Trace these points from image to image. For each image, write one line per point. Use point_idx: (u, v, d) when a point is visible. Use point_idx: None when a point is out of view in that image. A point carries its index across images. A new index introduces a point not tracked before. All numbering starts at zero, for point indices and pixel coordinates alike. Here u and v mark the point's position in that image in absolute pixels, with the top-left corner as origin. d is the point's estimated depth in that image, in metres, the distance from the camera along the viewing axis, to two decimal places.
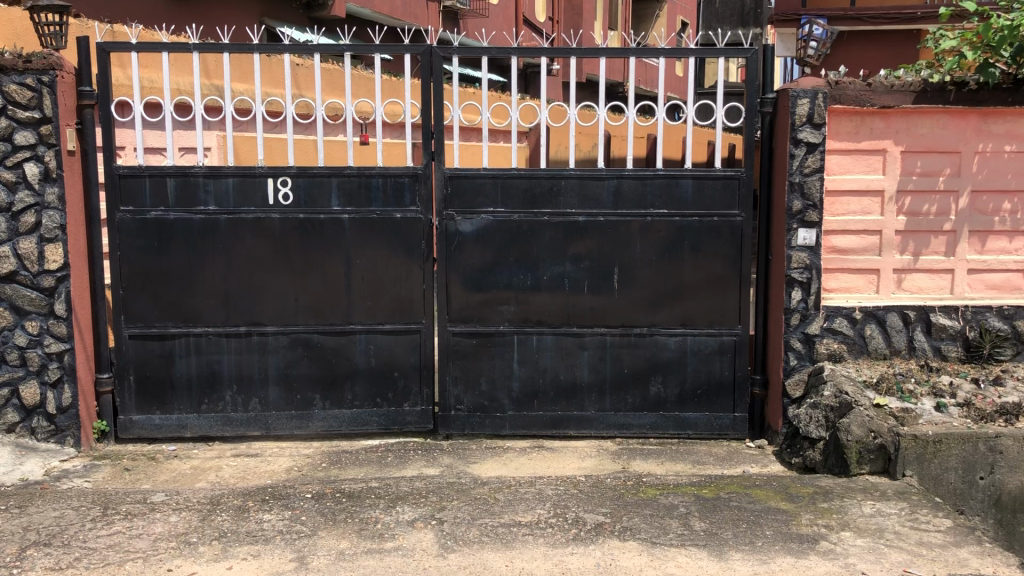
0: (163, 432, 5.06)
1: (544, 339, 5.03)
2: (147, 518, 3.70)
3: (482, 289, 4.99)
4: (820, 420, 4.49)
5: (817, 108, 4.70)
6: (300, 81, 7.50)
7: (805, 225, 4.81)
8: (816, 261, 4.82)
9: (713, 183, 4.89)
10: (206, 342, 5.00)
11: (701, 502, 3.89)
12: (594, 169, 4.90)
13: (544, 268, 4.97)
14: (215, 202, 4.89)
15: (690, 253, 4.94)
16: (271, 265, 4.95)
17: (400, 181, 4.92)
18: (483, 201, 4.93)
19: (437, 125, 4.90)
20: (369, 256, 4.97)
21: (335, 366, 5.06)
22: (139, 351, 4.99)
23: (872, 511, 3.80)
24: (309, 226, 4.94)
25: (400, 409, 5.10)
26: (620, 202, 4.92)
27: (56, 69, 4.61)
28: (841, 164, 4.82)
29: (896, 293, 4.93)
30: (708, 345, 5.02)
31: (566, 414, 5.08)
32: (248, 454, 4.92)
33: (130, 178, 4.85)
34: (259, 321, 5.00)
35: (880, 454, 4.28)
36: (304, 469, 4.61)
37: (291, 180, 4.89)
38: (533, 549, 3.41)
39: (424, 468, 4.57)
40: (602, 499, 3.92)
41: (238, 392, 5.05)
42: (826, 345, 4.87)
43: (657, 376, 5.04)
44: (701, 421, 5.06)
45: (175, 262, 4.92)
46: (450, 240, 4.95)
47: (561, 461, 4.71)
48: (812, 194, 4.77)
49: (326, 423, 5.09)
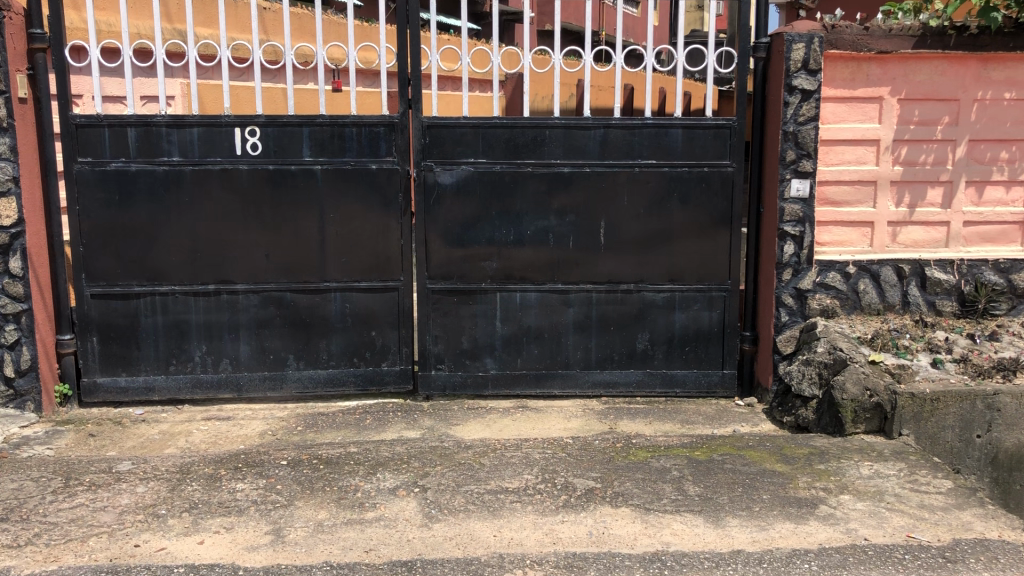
0: (129, 395, 4.83)
1: (527, 297, 4.84)
2: (113, 490, 3.49)
3: (463, 243, 4.78)
4: (814, 377, 4.38)
5: (813, 53, 4.50)
6: (267, 26, 7.18)
7: (799, 175, 4.62)
8: (810, 213, 4.65)
9: (703, 132, 4.68)
10: (173, 300, 4.76)
11: (694, 466, 3.74)
12: (580, 117, 4.67)
13: (528, 223, 4.77)
14: (179, 152, 4.62)
15: (679, 206, 4.74)
16: (239, 219, 4.71)
17: (375, 130, 4.67)
18: (463, 152, 4.70)
19: (413, 71, 4.63)
20: (343, 210, 4.73)
21: (310, 324, 4.84)
22: (102, 311, 4.73)
23: (870, 472, 3.68)
24: (280, 178, 4.69)
25: (377, 369, 4.91)
26: (607, 153, 4.70)
27: (3, 10, 4.29)
28: (836, 112, 4.63)
29: (890, 246, 4.78)
30: (697, 301, 4.85)
31: (550, 373, 4.91)
32: (219, 418, 4.71)
33: (88, 127, 4.56)
34: (229, 279, 4.76)
35: (877, 412, 4.16)
36: (278, 433, 4.41)
37: (259, 129, 4.63)
38: (522, 517, 3.26)
39: (405, 431, 4.39)
40: (592, 462, 3.77)
41: (208, 352, 4.83)
42: (819, 300, 4.72)
43: (644, 333, 4.87)
44: (689, 379, 4.91)
45: (139, 216, 4.66)
46: (428, 193, 4.72)
47: (546, 422, 4.55)
48: (807, 143, 4.58)
49: (301, 384, 4.90)
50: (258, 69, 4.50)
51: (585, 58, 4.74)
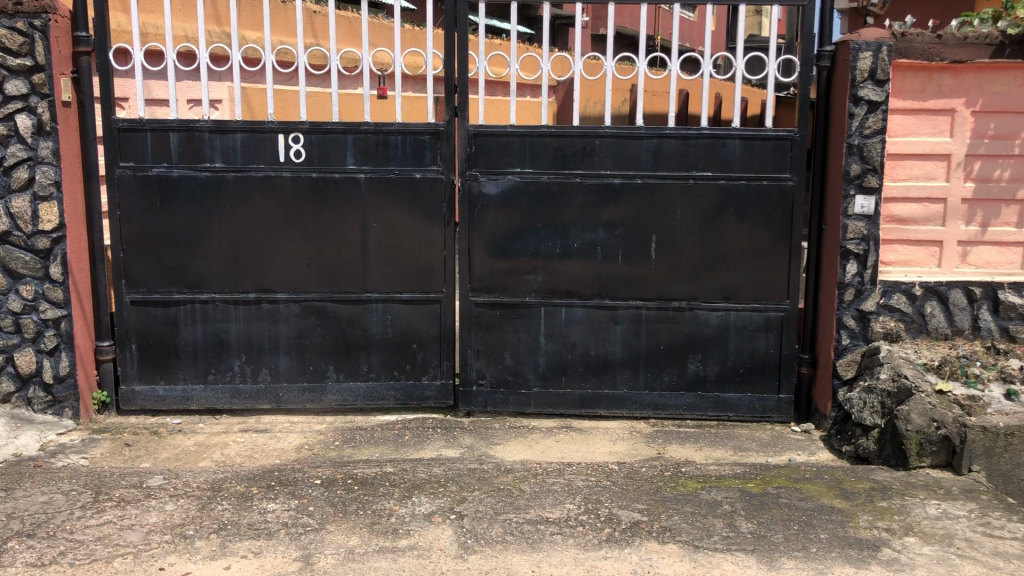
0: (167, 403, 4.76)
1: (573, 312, 4.66)
2: (141, 507, 3.39)
3: (507, 256, 4.62)
4: (876, 406, 4.12)
5: (881, 63, 4.26)
6: (316, 30, 7.18)
7: (864, 191, 4.38)
8: (875, 231, 4.40)
9: (762, 144, 4.46)
10: (213, 309, 4.68)
11: (747, 500, 3.53)
12: (632, 127, 4.48)
13: (575, 235, 4.59)
14: (222, 158, 4.54)
15: (734, 220, 4.53)
16: (281, 227, 4.61)
17: (420, 138, 4.54)
18: (509, 161, 4.54)
19: (460, 77, 4.49)
20: (386, 219, 4.61)
21: (350, 336, 4.73)
22: (141, 318, 4.68)
23: (938, 513, 3.44)
24: (322, 186, 4.57)
25: (418, 383, 4.77)
26: (660, 164, 4.50)
27: (49, 13, 4.24)
28: (904, 125, 4.38)
29: (959, 267, 4.51)
30: (753, 321, 4.63)
31: (597, 393, 4.73)
32: (257, 430, 4.60)
33: (130, 132, 4.50)
34: (269, 288, 4.66)
35: (944, 446, 3.90)
36: (315, 448, 4.30)
37: (302, 136, 4.52)
38: (563, 551, 3.08)
39: (444, 449, 4.25)
40: (638, 492, 3.58)
41: (247, 362, 4.74)
42: (883, 323, 4.46)
43: (695, 353, 4.67)
44: (742, 403, 4.69)
45: (180, 222, 4.59)
46: (473, 204, 4.58)
47: (590, 444, 4.37)
48: (873, 157, 4.34)
49: (340, 397, 4.78)
50: (302, 74, 4.39)
51: (638, 65, 4.55)
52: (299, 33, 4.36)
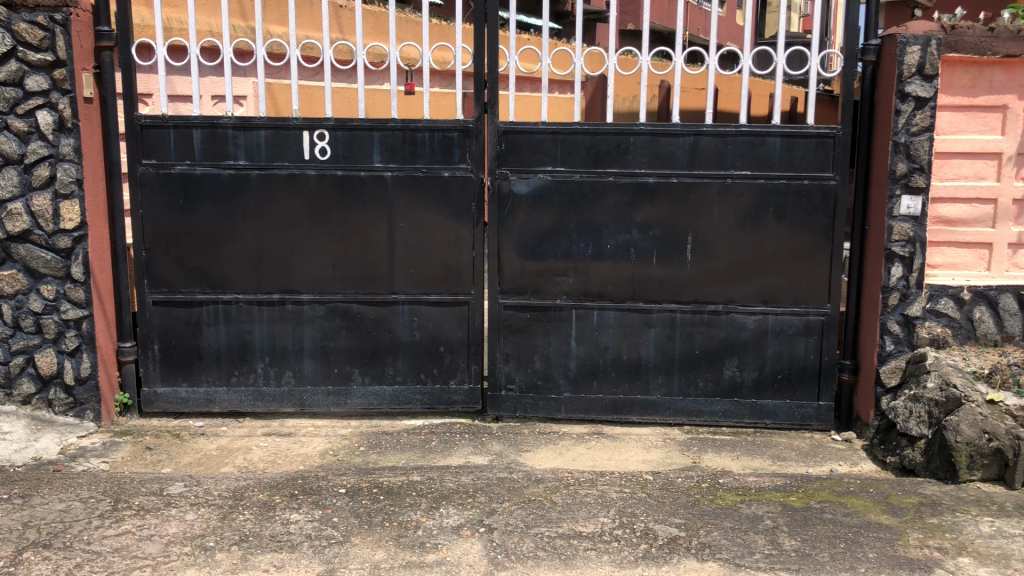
0: (190, 406, 4.67)
1: (605, 315, 4.52)
2: (161, 516, 3.30)
3: (538, 256, 4.48)
4: (922, 416, 3.96)
5: (929, 57, 4.08)
6: (343, 25, 7.09)
7: (910, 191, 4.20)
8: (921, 233, 4.23)
9: (804, 142, 4.29)
10: (236, 310, 4.58)
11: (789, 515, 3.37)
12: (668, 124, 4.33)
13: (608, 236, 4.44)
14: (245, 155, 4.43)
15: (774, 221, 4.36)
16: (306, 226, 4.49)
17: (449, 135, 4.41)
18: (540, 159, 4.40)
19: (490, 72, 4.35)
20: (413, 218, 4.48)
21: (376, 338, 4.61)
22: (163, 318, 4.59)
23: (992, 531, 3.26)
24: (348, 184, 4.46)
25: (445, 387, 4.65)
26: (696, 162, 4.34)
27: (70, 7, 4.14)
28: (953, 122, 4.20)
29: (1009, 270, 4.33)
30: (792, 326, 4.46)
31: (629, 398, 4.58)
32: (280, 434, 4.49)
33: (153, 128, 4.41)
34: (293, 289, 4.56)
35: (996, 459, 3.72)
36: (340, 453, 4.19)
37: (328, 133, 4.41)
38: (597, 569, 2.94)
39: (471, 456, 4.12)
40: (675, 505, 3.43)
41: (270, 365, 4.64)
42: (929, 329, 4.28)
43: (732, 359, 4.51)
44: (780, 410, 4.53)
45: (203, 220, 4.49)
46: (503, 203, 4.44)
47: (623, 452, 4.23)
48: (920, 155, 4.16)
49: (365, 401, 4.66)
50: (328, 69, 4.27)
51: (675, 59, 4.39)
52: (325, 27, 4.23)
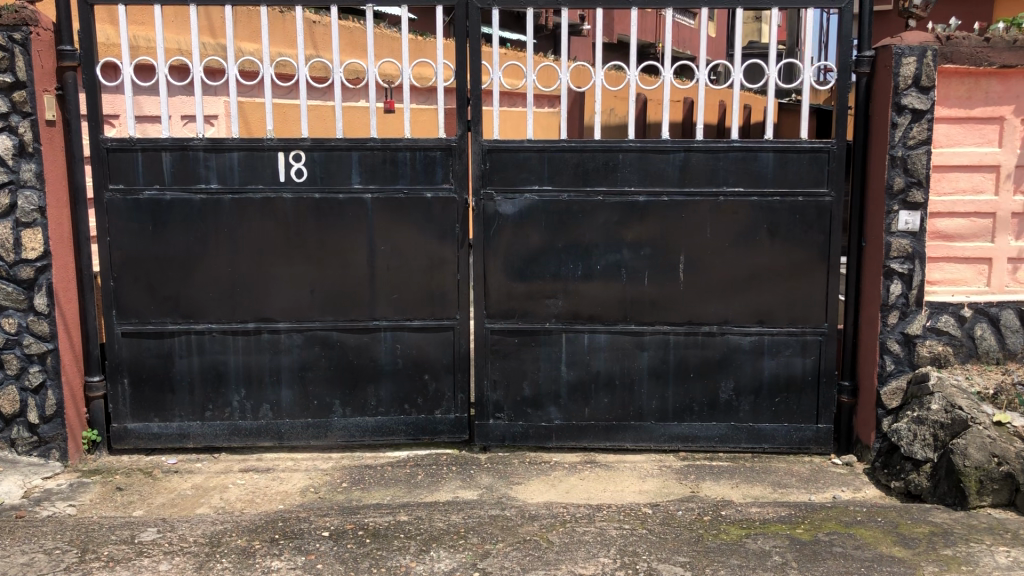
0: (162, 442, 4.45)
1: (596, 339, 4.35)
2: (132, 568, 3.09)
3: (525, 279, 4.31)
4: (927, 439, 3.81)
5: (925, 69, 3.96)
6: (317, 41, 6.92)
7: (908, 207, 4.07)
8: (920, 248, 4.10)
9: (798, 157, 4.16)
10: (210, 340, 4.37)
11: (798, 549, 3.22)
12: (658, 140, 4.19)
13: (598, 256, 4.29)
14: (217, 178, 4.24)
15: (768, 239, 4.22)
16: (282, 251, 4.30)
17: (431, 154, 4.24)
18: (527, 178, 4.24)
19: (473, 89, 4.19)
20: (395, 241, 4.30)
21: (357, 367, 4.41)
22: (133, 351, 4.37)
23: (1009, 562, 3.12)
24: (326, 207, 4.27)
25: (430, 417, 4.46)
26: (688, 179, 4.20)
27: (30, 25, 3.95)
28: (950, 135, 4.09)
29: (1010, 286, 4.21)
30: (788, 346, 4.32)
31: (622, 424, 4.41)
32: (258, 470, 4.28)
33: (120, 152, 4.21)
34: (269, 318, 4.36)
35: (1007, 483, 3.59)
36: (321, 491, 3.99)
37: (304, 154, 4.22)
38: None
39: (460, 491, 3.94)
40: (678, 543, 3.27)
41: (247, 397, 4.43)
42: (930, 347, 4.15)
43: (728, 382, 4.35)
44: (778, 434, 4.38)
45: (174, 247, 4.29)
46: (488, 224, 4.27)
47: (618, 482, 4.06)
48: (917, 169, 4.03)
49: (346, 433, 4.46)
50: (304, 88, 4.08)
51: (665, 74, 4.23)
52: (299, 44, 4.04)
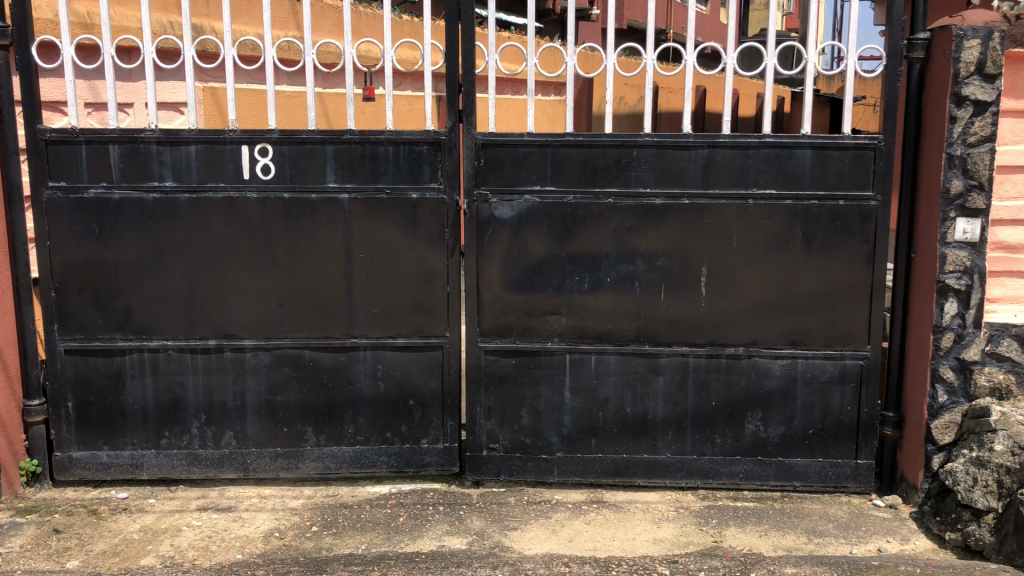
0: (112, 473, 3.92)
1: (605, 361, 3.81)
2: None
3: (523, 291, 3.78)
4: (990, 485, 3.27)
5: (991, 54, 3.39)
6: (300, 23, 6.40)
7: (967, 214, 3.51)
8: (980, 263, 3.54)
9: (839, 155, 3.60)
10: (165, 359, 3.84)
11: None
12: (677, 134, 3.63)
13: (607, 268, 3.75)
14: (173, 175, 3.70)
15: (803, 250, 3.67)
16: (246, 258, 3.77)
17: (417, 150, 3.70)
18: (526, 177, 3.69)
19: (465, 75, 3.64)
20: (375, 248, 3.77)
21: (332, 390, 3.88)
22: (78, 370, 3.84)
23: None
24: (296, 209, 3.73)
25: (416, 448, 3.93)
26: (712, 179, 3.64)
27: None
28: (1016, 130, 3.48)
29: None
30: (825, 372, 3.77)
31: (633, 458, 3.88)
32: (218, 509, 3.75)
33: (61, 144, 3.67)
34: (233, 334, 3.83)
35: None
36: (287, 536, 3.46)
37: (272, 148, 3.68)
38: None
39: (446, 538, 3.41)
40: None
41: (208, 424, 3.91)
42: (988, 376, 3.58)
43: (755, 412, 3.82)
44: (812, 471, 3.84)
45: (124, 252, 3.76)
46: (482, 228, 3.74)
47: (630, 528, 3.53)
48: (979, 171, 3.47)
49: (320, 465, 3.94)
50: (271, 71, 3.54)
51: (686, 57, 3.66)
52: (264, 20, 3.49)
